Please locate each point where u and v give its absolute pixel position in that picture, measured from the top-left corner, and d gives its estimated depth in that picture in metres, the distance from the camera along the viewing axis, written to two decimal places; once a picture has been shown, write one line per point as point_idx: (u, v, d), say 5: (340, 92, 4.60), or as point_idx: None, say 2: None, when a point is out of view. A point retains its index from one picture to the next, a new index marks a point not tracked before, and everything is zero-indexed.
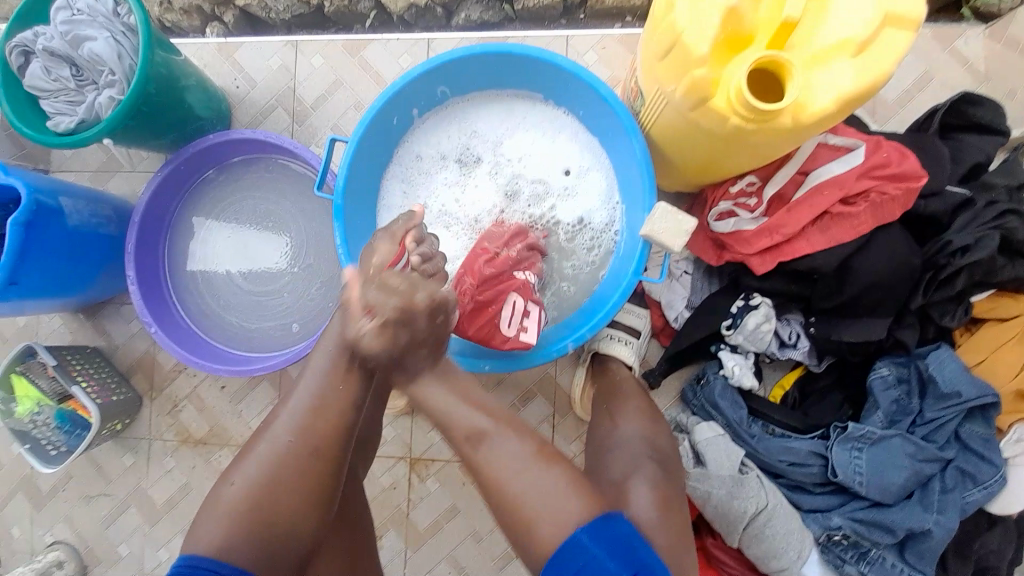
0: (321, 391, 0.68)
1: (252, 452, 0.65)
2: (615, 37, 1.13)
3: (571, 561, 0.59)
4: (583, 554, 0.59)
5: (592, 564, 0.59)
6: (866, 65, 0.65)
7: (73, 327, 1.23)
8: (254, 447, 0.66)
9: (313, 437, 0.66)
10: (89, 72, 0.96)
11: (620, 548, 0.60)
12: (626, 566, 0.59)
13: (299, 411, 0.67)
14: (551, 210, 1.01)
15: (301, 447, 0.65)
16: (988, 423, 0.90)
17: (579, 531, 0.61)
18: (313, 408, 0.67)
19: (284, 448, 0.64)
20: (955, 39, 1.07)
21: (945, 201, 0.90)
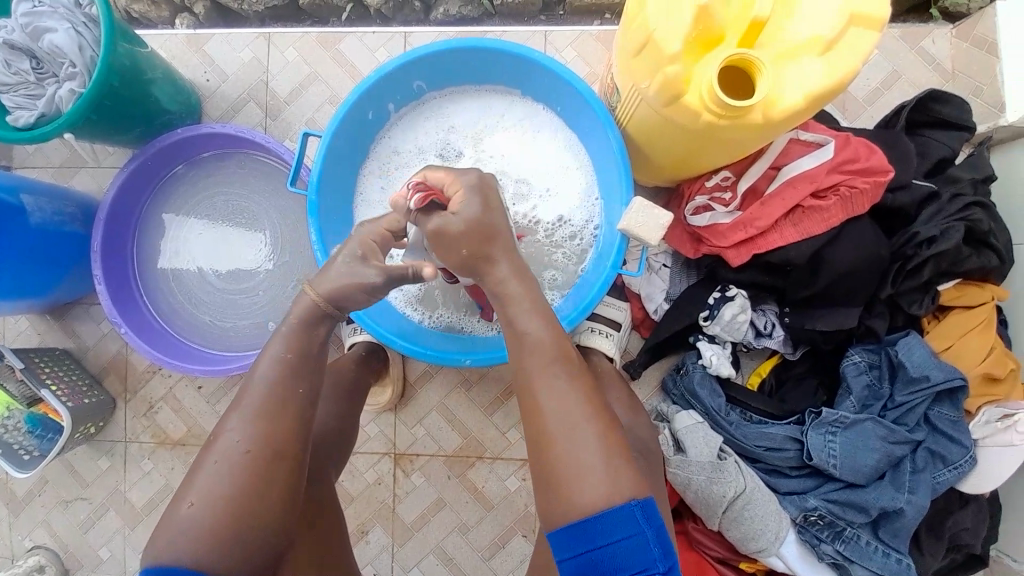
0: (276, 392, 0.67)
1: (207, 462, 0.64)
2: (593, 32, 1.13)
3: (616, 526, 0.60)
4: (634, 526, 0.60)
5: (637, 541, 0.59)
6: (833, 63, 0.65)
7: (42, 329, 1.20)
8: (207, 457, 0.64)
9: (289, 437, 0.65)
10: (49, 65, 0.92)
11: (663, 537, 0.61)
12: (667, 556, 0.60)
13: (249, 418, 0.65)
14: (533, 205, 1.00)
15: (254, 455, 0.64)
16: (956, 405, 0.93)
17: (634, 503, 0.61)
18: (262, 415, 0.66)
19: (239, 455, 0.63)
20: (920, 38, 1.09)
21: (912, 193, 0.93)
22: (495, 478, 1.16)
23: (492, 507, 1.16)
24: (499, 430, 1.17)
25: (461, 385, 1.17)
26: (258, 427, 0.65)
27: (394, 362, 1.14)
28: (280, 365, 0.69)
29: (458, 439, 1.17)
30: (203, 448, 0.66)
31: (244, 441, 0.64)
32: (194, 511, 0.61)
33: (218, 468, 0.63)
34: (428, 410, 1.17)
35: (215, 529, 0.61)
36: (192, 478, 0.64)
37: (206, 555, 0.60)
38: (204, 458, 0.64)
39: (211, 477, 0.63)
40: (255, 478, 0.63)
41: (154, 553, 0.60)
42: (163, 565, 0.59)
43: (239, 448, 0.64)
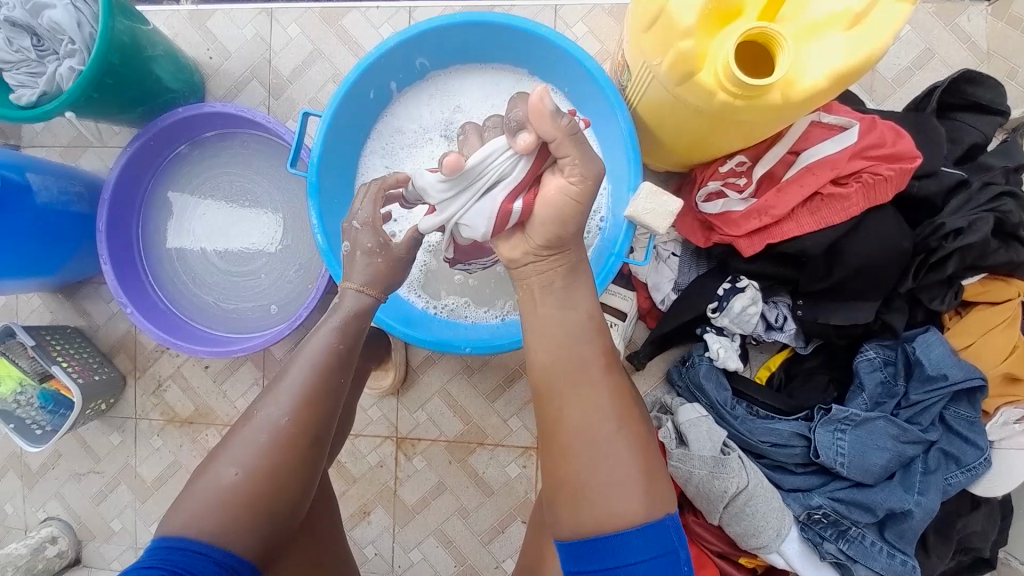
0: (313, 378, 0.66)
1: (241, 432, 0.63)
2: (605, 7, 1.07)
3: (647, 543, 0.59)
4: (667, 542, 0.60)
5: (668, 558, 0.60)
6: (862, 38, 0.60)
7: (53, 307, 1.21)
8: (243, 427, 0.63)
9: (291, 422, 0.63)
10: (49, 42, 0.91)
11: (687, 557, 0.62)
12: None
13: (290, 399, 0.64)
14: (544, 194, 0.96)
15: (290, 436, 0.63)
16: (974, 405, 0.89)
17: (668, 518, 0.61)
18: (305, 395, 0.65)
19: (278, 433, 0.63)
20: (956, 15, 1.02)
21: (939, 182, 0.87)
22: (496, 465, 1.16)
23: (493, 492, 1.16)
24: (500, 417, 1.16)
25: (463, 371, 1.17)
26: (298, 410, 0.64)
27: (396, 347, 1.13)
28: (321, 351, 0.67)
29: (459, 425, 1.17)
30: (238, 421, 0.64)
31: (285, 420, 0.63)
32: (230, 484, 0.60)
33: (252, 444, 0.62)
34: (430, 396, 1.17)
35: (242, 508, 0.59)
36: (224, 449, 0.63)
37: (233, 532, 0.58)
38: (240, 427, 0.63)
39: (244, 450, 0.62)
40: (285, 459, 0.62)
41: (176, 525, 0.58)
42: (172, 536, 0.57)
43: (280, 427, 0.63)
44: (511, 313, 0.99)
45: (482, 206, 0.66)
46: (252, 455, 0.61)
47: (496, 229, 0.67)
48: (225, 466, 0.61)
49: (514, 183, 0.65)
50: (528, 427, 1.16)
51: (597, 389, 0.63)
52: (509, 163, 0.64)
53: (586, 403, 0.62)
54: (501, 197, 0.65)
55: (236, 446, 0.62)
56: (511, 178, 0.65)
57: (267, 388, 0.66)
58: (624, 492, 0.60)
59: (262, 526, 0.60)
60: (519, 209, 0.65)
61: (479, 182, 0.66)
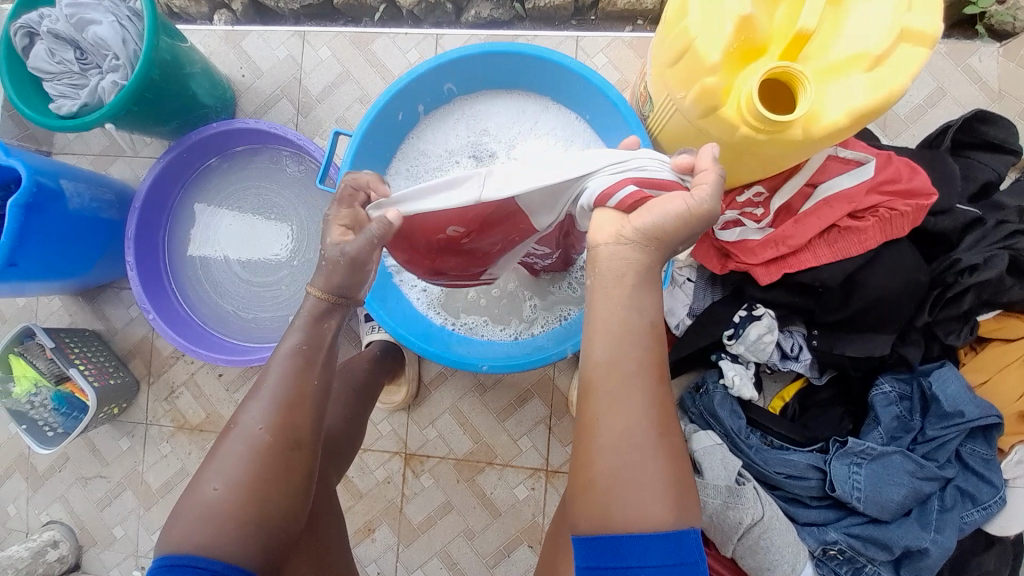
0: (288, 379, 0.62)
1: (221, 446, 0.61)
2: (625, 40, 1.11)
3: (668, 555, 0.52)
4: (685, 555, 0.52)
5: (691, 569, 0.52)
6: (882, 79, 0.63)
7: (73, 310, 1.23)
8: (223, 441, 0.61)
9: (277, 427, 0.61)
10: (93, 56, 0.95)
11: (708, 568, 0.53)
12: None
13: (271, 404, 0.61)
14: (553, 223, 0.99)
15: (273, 445, 0.60)
16: (990, 443, 0.89)
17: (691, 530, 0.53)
18: (281, 398, 0.61)
19: (258, 444, 0.60)
20: (967, 57, 1.05)
21: (955, 219, 0.89)
22: (503, 485, 1.15)
23: (499, 514, 1.15)
24: (510, 437, 1.16)
25: (474, 388, 1.17)
26: (275, 415, 0.61)
27: (409, 362, 1.14)
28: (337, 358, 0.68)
29: (468, 443, 1.16)
30: (222, 433, 0.62)
31: (261, 428, 0.60)
32: (216, 496, 0.58)
33: (235, 455, 0.60)
34: (440, 413, 1.17)
35: (233, 519, 0.58)
36: (210, 464, 0.61)
37: (226, 544, 0.57)
38: (219, 442, 0.61)
39: (229, 462, 0.60)
40: (272, 466, 0.60)
41: (174, 543, 0.58)
42: (172, 555, 0.57)
43: (256, 437, 0.60)
44: (527, 332, 1.01)
45: (602, 180, 0.65)
46: (235, 467, 0.59)
47: (597, 202, 0.63)
48: (208, 480, 0.59)
49: (648, 176, 0.63)
50: (538, 448, 1.15)
51: (636, 397, 0.53)
52: (658, 163, 0.64)
53: (623, 411, 0.53)
54: (636, 178, 0.63)
55: (219, 457, 0.60)
56: (648, 169, 0.63)
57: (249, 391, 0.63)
58: (653, 505, 0.52)
59: (257, 533, 0.58)
60: (626, 190, 0.61)
61: (624, 165, 0.65)
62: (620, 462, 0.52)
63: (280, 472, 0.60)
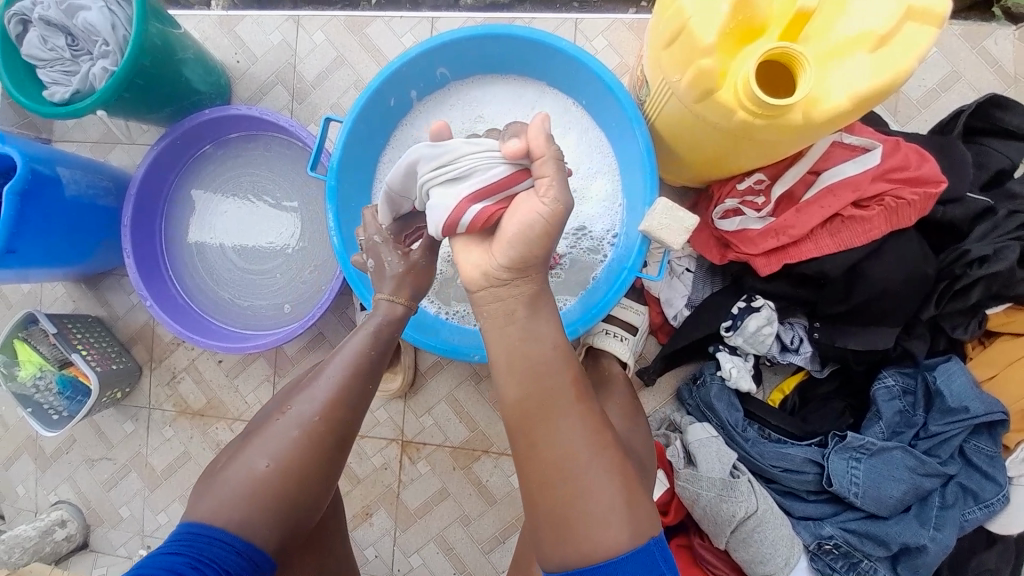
0: (346, 379, 0.68)
1: (270, 427, 0.64)
2: (626, 21, 1.08)
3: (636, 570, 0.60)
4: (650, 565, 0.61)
5: None
6: (887, 60, 0.60)
7: (76, 296, 1.25)
8: (274, 422, 0.65)
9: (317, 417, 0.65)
10: (84, 42, 0.94)
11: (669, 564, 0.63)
12: None
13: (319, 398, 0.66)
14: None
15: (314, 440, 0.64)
16: (995, 439, 0.86)
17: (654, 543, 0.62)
18: (336, 397, 0.66)
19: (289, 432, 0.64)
20: (986, 37, 1.00)
21: (966, 208, 0.85)
22: (499, 474, 1.15)
23: (495, 502, 1.15)
24: (505, 426, 1.16)
25: (470, 377, 1.17)
26: (329, 410, 0.65)
27: (405, 351, 1.14)
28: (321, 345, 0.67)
29: (464, 432, 1.16)
30: (272, 417, 0.66)
31: (317, 418, 0.64)
32: (262, 476, 0.61)
33: (286, 439, 0.63)
34: (436, 401, 1.17)
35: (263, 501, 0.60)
36: (255, 442, 0.64)
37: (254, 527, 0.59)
38: (269, 423, 0.65)
39: (275, 444, 0.63)
40: (311, 455, 0.63)
41: (199, 515, 0.59)
42: (192, 524, 0.58)
43: (295, 425, 0.64)
44: None
45: (444, 199, 0.64)
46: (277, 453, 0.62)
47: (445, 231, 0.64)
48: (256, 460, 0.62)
49: (483, 184, 0.62)
50: None
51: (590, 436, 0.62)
52: (490, 162, 0.62)
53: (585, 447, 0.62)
54: (468, 192, 0.62)
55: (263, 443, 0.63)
56: (486, 177, 0.62)
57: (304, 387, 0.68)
58: (614, 522, 0.60)
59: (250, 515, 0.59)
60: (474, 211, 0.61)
61: (456, 168, 0.64)
62: (577, 482, 0.61)
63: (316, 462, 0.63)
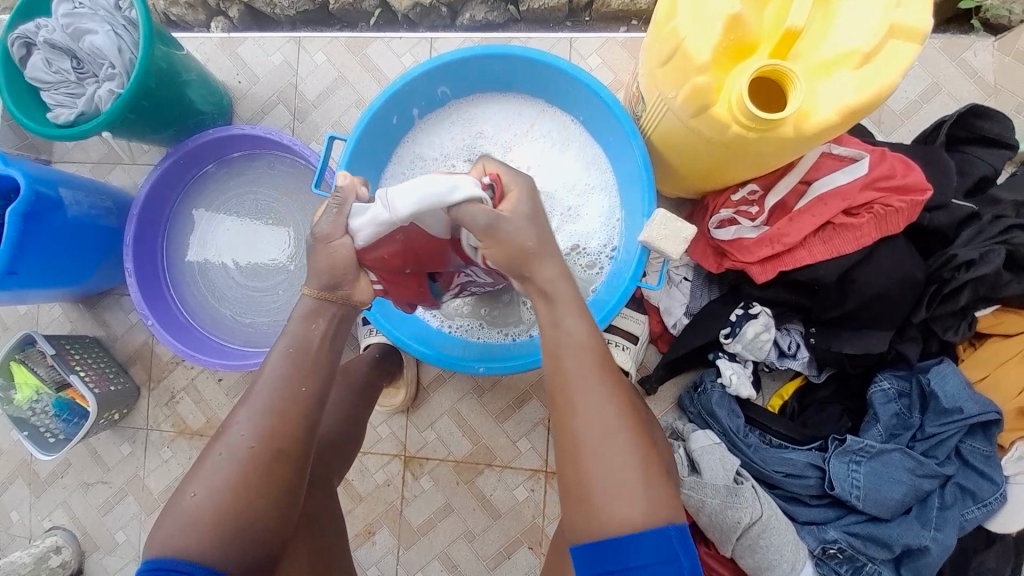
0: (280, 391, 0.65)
1: (211, 453, 0.62)
2: (619, 40, 1.12)
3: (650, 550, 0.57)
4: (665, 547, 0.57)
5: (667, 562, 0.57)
6: (871, 76, 0.63)
7: (73, 317, 1.24)
8: (213, 448, 0.62)
9: (270, 432, 0.63)
10: (89, 65, 0.96)
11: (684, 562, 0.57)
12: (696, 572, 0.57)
13: (260, 414, 0.63)
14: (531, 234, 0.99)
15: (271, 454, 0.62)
16: (989, 439, 0.88)
17: (672, 528, 0.58)
18: (276, 409, 0.64)
19: (241, 453, 0.61)
20: (961, 52, 1.05)
21: (951, 214, 0.88)
22: (503, 487, 1.15)
23: (499, 516, 1.15)
24: (509, 438, 1.16)
25: (472, 390, 1.17)
26: (265, 427, 0.63)
27: (407, 365, 1.14)
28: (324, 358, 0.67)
29: (467, 445, 1.16)
30: (211, 441, 0.64)
31: (248, 442, 0.62)
32: (195, 506, 0.59)
33: (221, 464, 0.61)
34: (439, 415, 1.17)
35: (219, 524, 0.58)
36: (197, 470, 0.62)
37: (209, 550, 0.57)
38: (209, 449, 0.62)
39: (213, 475, 0.60)
40: (261, 476, 0.61)
41: (158, 549, 0.57)
42: (154, 559, 0.57)
43: (243, 449, 0.61)
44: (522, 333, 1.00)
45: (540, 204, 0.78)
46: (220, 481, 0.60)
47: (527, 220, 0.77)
48: (188, 489, 0.60)
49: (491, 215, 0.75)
50: (537, 449, 1.15)
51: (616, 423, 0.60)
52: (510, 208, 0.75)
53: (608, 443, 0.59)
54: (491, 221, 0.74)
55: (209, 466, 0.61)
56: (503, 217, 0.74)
57: (241, 401, 0.66)
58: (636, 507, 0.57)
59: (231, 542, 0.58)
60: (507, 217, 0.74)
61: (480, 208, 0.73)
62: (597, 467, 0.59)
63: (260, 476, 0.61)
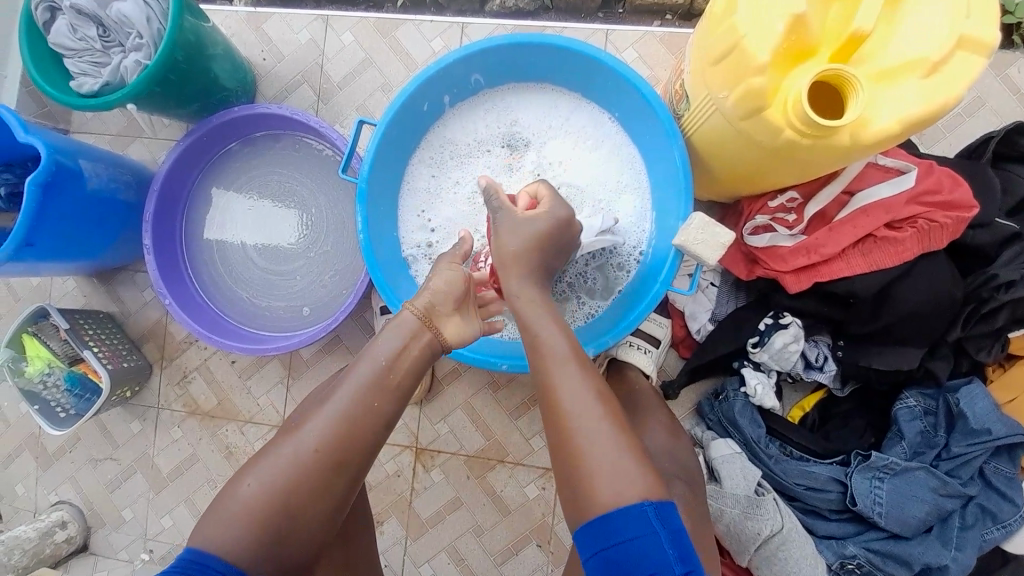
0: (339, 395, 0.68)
1: (281, 450, 0.65)
2: (656, 35, 1.09)
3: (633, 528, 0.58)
4: (644, 526, 0.57)
5: (647, 540, 0.57)
6: (936, 87, 0.61)
7: (87, 291, 1.22)
8: (285, 444, 0.66)
9: (339, 435, 0.66)
10: (115, 33, 0.93)
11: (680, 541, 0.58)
12: (683, 559, 0.56)
13: (328, 416, 0.67)
14: None
15: (315, 449, 0.65)
16: (1013, 461, 0.87)
17: (648, 506, 0.58)
18: (341, 413, 0.67)
19: (305, 456, 0.65)
20: (1005, 66, 1.01)
21: (994, 233, 0.86)
22: (514, 484, 1.14)
23: (510, 512, 1.14)
24: (523, 436, 1.15)
25: (488, 386, 1.16)
26: (331, 427, 0.66)
27: None
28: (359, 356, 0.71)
29: (480, 440, 1.15)
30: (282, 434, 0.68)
31: (311, 442, 0.65)
32: (242, 502, 0.62)
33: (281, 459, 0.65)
34: (453, 408, 1.16)
35: (268, 517, 0.62)
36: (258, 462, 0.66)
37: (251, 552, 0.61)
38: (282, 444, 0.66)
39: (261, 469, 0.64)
40: (316, 478, 0.64)
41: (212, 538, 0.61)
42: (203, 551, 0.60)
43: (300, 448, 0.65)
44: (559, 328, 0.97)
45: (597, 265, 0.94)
46: (265, 479, 0.63)
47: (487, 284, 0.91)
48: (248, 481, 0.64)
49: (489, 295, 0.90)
50: None
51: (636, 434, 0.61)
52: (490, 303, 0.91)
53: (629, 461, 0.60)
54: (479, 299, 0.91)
55: (266, 461, 0.65)
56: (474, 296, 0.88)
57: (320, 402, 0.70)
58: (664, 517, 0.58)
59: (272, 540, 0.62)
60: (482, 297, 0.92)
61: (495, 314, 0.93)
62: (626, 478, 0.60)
63: (315, 474, 0.64)
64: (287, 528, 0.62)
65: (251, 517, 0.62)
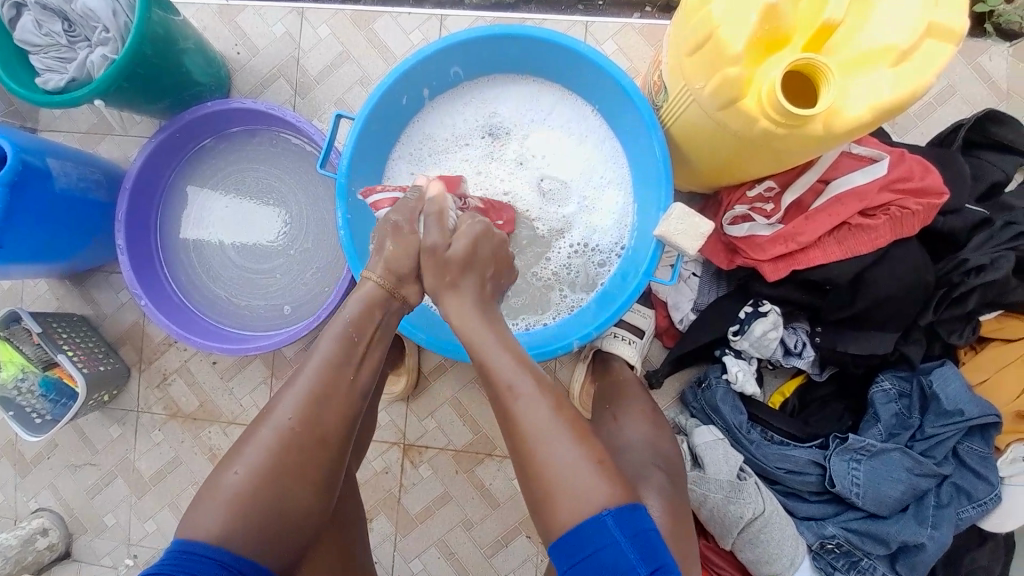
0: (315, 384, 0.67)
1: (258, 432, 0.64)
2: (635, 26, 1.09)
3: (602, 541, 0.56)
4: (606, 536, 0.57)
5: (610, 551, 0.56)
6: (906, 74, 0.62)
7: (60, 294, 1.19)
8: (260, 427, 0.65)
9: (313, 417, 0.65)
10: (81, 28, 0.90)
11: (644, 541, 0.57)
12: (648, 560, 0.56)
13: (303, 397, 0.66)
14: (545, 223, 0.97)
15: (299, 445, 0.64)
16: (986, 441, 0.90)
17: (606, 514, 0.58)
18: (313, 394, 0.66)
19: (285, 434, 0.64)
20: (974, 56, 1.04)
21: (963, 219, 0.89)
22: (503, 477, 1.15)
23: (499, 505, 1.15)
24: None
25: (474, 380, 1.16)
26: (304, 407, 0.65)
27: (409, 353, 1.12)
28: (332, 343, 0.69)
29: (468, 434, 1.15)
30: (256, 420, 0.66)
31: (290, 419, 0.64)
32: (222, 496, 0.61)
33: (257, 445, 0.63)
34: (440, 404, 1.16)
35: (250, 508, 0.61)
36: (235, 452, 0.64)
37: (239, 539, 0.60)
38: (257, 428, 0.65)
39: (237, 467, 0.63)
40: (299, 460, 0.64)
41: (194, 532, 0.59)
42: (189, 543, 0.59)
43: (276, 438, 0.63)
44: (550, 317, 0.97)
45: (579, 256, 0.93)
46: (248, 466, 0.62)
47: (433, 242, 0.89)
48: (228, 468, 0.63)
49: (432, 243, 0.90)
50: None
51: None
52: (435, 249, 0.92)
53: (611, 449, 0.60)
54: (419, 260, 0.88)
55: (246, 455, 0.63)
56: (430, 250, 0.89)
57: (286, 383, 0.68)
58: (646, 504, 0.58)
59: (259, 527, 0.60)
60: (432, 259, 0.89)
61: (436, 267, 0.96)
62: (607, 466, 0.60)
63: (300, 473, 0.63)
64: (275, 516, 0.62)
65: (235, 509, 0.60)
